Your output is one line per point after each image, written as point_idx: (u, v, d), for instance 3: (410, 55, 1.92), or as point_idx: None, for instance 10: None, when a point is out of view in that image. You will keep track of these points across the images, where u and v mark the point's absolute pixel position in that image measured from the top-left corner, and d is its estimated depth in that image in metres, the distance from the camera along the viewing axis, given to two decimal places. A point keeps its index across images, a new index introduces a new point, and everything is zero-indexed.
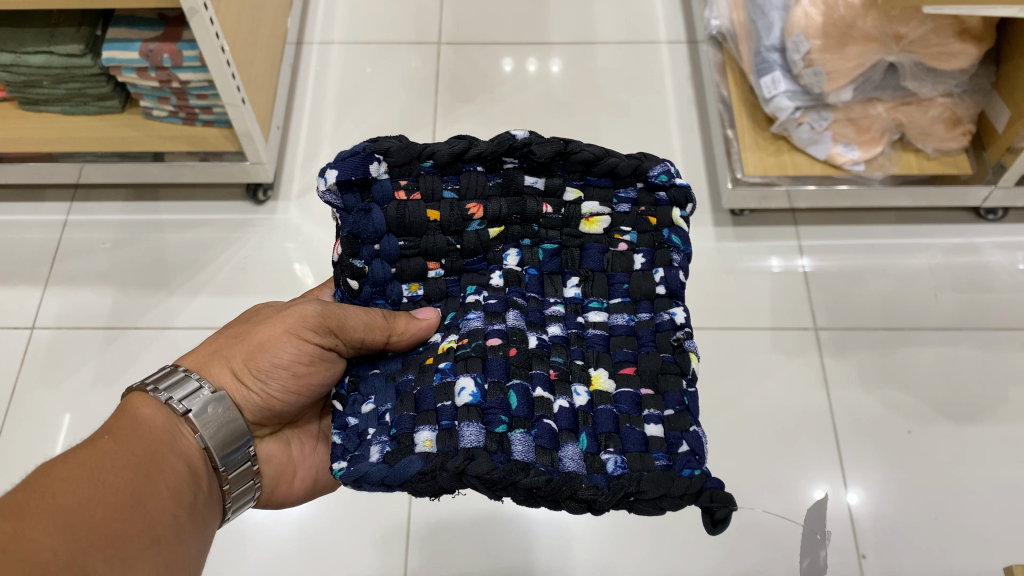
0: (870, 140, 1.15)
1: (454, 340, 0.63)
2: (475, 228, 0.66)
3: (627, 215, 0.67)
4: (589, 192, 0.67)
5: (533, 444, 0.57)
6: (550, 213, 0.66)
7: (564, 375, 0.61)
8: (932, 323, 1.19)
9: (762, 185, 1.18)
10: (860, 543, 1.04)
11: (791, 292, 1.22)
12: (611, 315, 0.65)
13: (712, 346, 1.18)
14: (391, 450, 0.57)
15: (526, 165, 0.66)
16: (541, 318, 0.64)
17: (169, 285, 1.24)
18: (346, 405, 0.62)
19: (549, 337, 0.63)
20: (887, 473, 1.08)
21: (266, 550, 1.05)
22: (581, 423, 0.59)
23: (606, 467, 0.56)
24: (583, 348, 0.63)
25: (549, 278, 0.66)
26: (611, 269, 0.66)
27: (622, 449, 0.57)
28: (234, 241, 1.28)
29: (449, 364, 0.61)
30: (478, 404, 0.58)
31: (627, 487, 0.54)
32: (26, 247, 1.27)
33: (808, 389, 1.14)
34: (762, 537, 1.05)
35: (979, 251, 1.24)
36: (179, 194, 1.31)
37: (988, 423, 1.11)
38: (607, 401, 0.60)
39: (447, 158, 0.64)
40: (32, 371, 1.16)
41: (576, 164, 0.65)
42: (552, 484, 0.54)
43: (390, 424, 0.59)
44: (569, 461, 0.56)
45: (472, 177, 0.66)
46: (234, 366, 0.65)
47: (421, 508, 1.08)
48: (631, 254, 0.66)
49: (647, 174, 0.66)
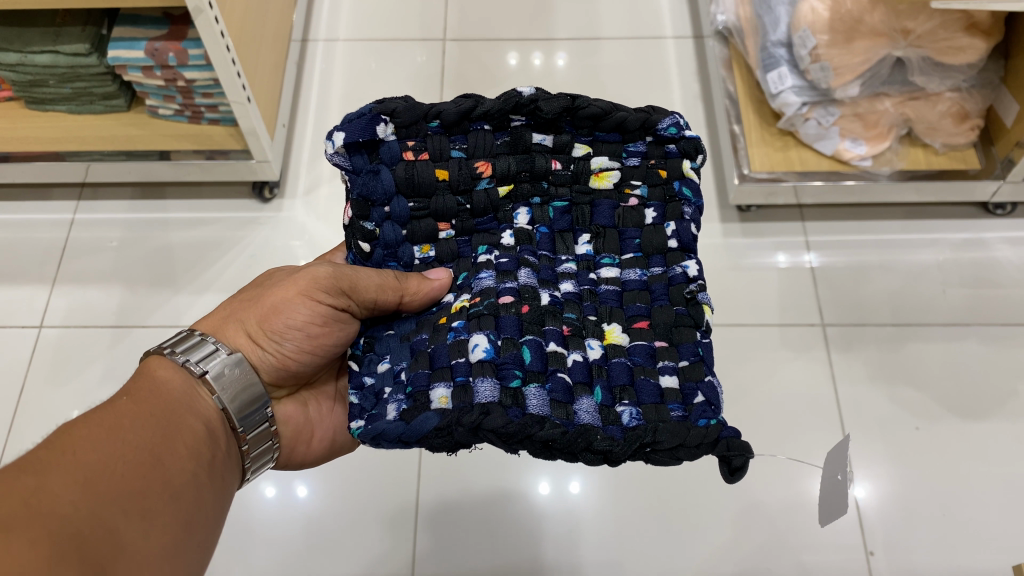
0: (877, 136, 1.14)
1: (467, 299, 0.63)
2: (484, 186, 0.66)
3: (637, 169, 0.66)
4: (598, 147, 0.66)
5: (548, 398, 0.56)
6: (559, 169, 0.66)
7: (578, 331, 0.61)
8: (940, 320, 1.18)
9: (769, 181, 1.17)
10: (868, 539, 1.04)
11: (798, 288, 1.22)
12: (623, 271, 0.64)
13: (719, 343, 1.18)
14: (407, 407, 0.57)
15: (534, 123, 0.65)
16: (553, 276, 0.64)
17: (176, 283, 1.24)
18: (362, 365, 0.64)
19: (562, 294, 0.63)
20: (895, 469, 1.08)
21: (271, 547, 1.05)
22: (595, 376, 0.59)
23: (621, 419, 0.57)
24: (596, 303, 0.63)
25: (560, 236, 0.66)
26: (622, 225, 0.66)
27: (637, 401, 0.58)
28: (240, 238, 1.28)
29: (462, 323, 0.61)
30: (492, 359, 0.58)
31: (643, 437, 0.55)
32: (33, 246, 1.27)
33: (816, 385, 1.14)
34: (770, 534, 1.05)
35: (988, 246, 1.24)
36: (186, 192, 1.31)
37: (996, 419, 1.11)
38: (620, 353, 0.60)
39: (453, 118, 0.63)
40: (40, 370, 1.17)
41: (584, 119, 0.64)
42: (569, 436, 0.54)
43: (405, 382, 0.59)
44: (584, 414, 0.56)
45: (480, 135, 0.65)
46: (248, 328, 0.66)
47: (427, 504, 1.07)
48: (641, 209, 0.66)
49: (656, 127, 0.64)
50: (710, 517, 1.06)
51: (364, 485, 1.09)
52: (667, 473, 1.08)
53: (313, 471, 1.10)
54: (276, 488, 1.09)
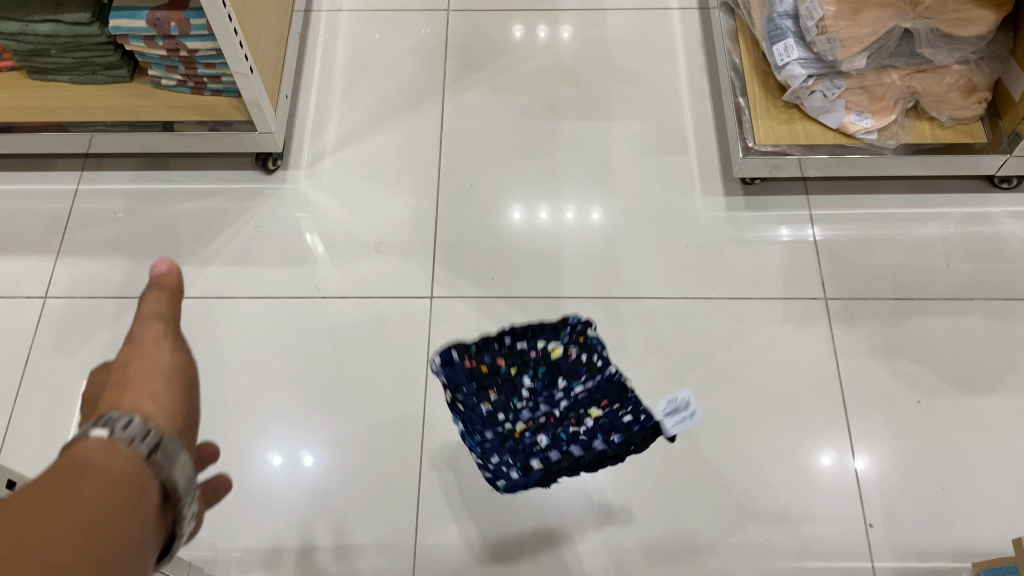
0: (883, 109, 1.14)
1: (525, 425, 0.92)
2: (503, 371, 0.95)
3: (568, 343, 0.98)
4: (547, 343, 0.97)
5: (584, 446, 0.90)
6: (534, 355, 0.96)
7: (577, 418, 0.92)
8: (943, 294, 1.18)
9: (774, 154, 1.16)
10: (868, 512, 1.05)
11: (802, 261, 1.22)
12: (584, 388, 0.95)
13: (722, 316, 1.18)
14: (521, 468, 0.88)
15: (515, 334, 0.97)
16: (547, 399, 0.94)
17: (180, 254, 1.24)
18: (483, 456, 0.90)
19: (561, 409, 0.93)
20: (895, 442, 1.09)
21: (276, 517, 1.06)
22: (596, 434, 0.91)
23: (615, 438, 0.90)
24: (576, 408, 0.93)
25: (548, 389, 0.94)
26: (577, 378, 0.95)
27: (620, 431, 0.90)
28: (244, 210, 1.28)
29: (528, 433, 0.91)
30: (552, 443, 0.90)
31: (633, 442, 0.89)
32: (37, 217, 1.27)
33: (817, 358, 1.14)
34: (771, 507, 1.05)
35: (993, 220, 1.23)
36: (189, 164, 1.31)
37: (997, 393, 1.11)
38: (601, 416, 0.92)
39: (479, 348, 0.95)
40: (46, 340, 1.18)
41: (530, 331, 0.98)
42: (595, 459, 0.88)
43: (511, 453, 0.90)
44: (597, 444, 0.90)
45: (492, 344, 0.96)
46: (112, 400, 0.52)
47: (431, 474, 1.08)
48: (581, 360, 0.96)
49: (570, 323, 0.99)
50: (710, 489, 1.06)
51: (368, 455, 1.10)
52: (668, 445, 1.09)
53: (318, 442, 1.11)
54: (281, 458, 1.10)
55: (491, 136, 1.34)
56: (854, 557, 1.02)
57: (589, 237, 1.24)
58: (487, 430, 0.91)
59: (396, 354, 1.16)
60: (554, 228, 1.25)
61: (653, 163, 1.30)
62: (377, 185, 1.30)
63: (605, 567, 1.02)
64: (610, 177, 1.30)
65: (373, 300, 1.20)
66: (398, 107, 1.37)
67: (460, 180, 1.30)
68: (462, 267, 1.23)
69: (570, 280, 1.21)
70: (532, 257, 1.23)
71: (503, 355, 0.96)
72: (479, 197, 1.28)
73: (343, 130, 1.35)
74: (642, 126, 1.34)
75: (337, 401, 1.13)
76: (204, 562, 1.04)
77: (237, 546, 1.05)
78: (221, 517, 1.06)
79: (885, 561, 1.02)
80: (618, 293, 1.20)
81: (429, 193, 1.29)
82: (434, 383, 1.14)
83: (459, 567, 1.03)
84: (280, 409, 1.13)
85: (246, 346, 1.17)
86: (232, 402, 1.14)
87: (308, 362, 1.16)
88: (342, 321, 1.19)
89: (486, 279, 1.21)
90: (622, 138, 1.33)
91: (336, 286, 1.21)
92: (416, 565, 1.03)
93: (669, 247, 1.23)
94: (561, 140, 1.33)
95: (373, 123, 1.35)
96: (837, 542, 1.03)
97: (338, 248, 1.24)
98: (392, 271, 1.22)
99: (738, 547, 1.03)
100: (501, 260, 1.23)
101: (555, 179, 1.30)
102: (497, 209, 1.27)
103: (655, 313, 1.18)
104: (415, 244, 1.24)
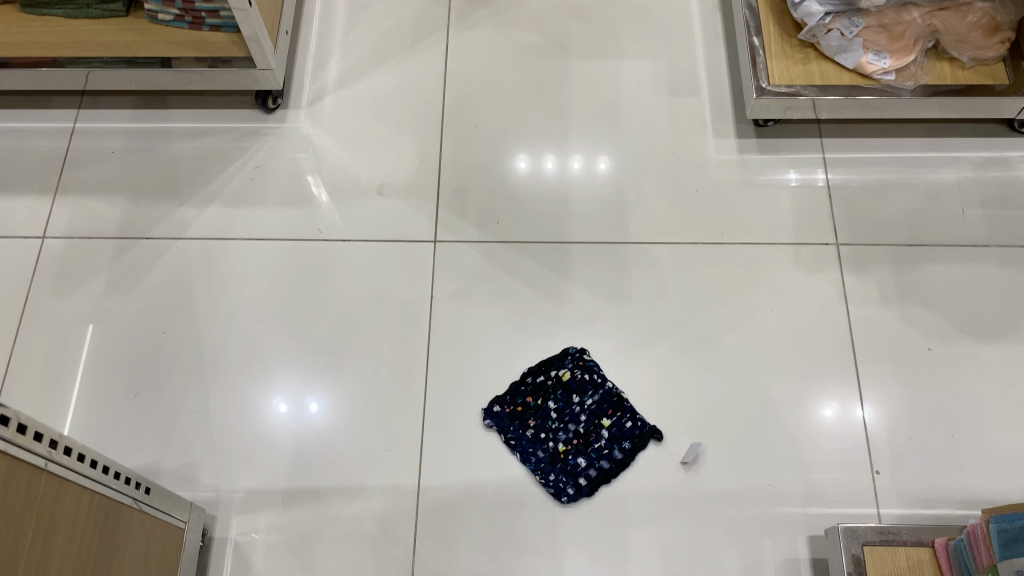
0: (902, 49, 1.11)
1: (566, 445, 1.05)
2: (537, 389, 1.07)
3: (579, 377, 1.09)
4: (562, 379, 1.09)
5: (612, 446, 1.05)
6: (558, 407, 1.08)
7: (596, 427, 1.06)
8: (957, 241, 1.16)
9: (788, 95, 1.12)
10: (875, 459, 1.04)
11: (813, 206, 1.19)
12: (600, 404, 1.07)
13: (731, 262, 1.16)
14: (579, 482, 1.03)
15: (539, 386, 1.09)
16: (575, 429, 1.07)
17: (180, 195, 1.22)
18: (545, 480, 1.03)
19: (587, 426, 1.07)
20: (904, 389, 1.07)
21: (279, 458, 1.06)
22: (616, 434, 1.05)
23: (635, 436, 1.05)
24: (598, 422, 1.06)
25: (571, 413, 1.07)
26: (594, 399, 1.08)
27: (637, 424, 1.06)
28: (244, 150, 1.25)
29: (570, 447, 1.05)
30: (586, 448, 1.05)
31: (650, 434, 1.05)
32: (34, 156, 1.25)
33: (827, 304, 1.13)
34: (776, 453, 1.05)
35: (1011, 165, 1.20)
36: (188, 102, 1.29)
37: (1010, 341, 1.09)
38: (618, 415, 1.06)
39: (515, 401, 1.07)
40: (45, 281, 1.16)
41: (547, 375, 1.09)
42: (630, 455, 1.04)
43: (564, 475, 1.03)
44: (625, 441, 1.05)
45: (524, 394, 1.08)
46: None
47: (434, 417, 1.07)
48: (596, 388, 1.08)
49: (573, 364, 1.09)
50: (715, 435, 1.05)
51: (371, 398, 1.09)
52: (673, 391, 1.08)
53: (321, 386, 1.10)
54: (283, 402, 1.09)
55: (497, 76, 1.31)
56: (859, 503, 1.02)
57: (595, 181, 1.22)
58: (547, 476, 1.03)
59: (399, 297, 1.14)
60: (560, 171, 1.23)
61: (662, 105, 1.27)
62: (380, 126, 1.27)
63: (608, 511, 1.02)
64: (618, 120, 1.26)
65: (376, 243, 1.18)
66: (401, 46, 1.33)
67: (465, 121, 1.27)
68: (466, 210, 1.20)
69: (577, 224, 1.19)
70: (538, 201, 1.21)
71: (529, 391, 1.08)
72: (484, 139, 1.25)
73: (346, 69, 1.32)
74: (653, 67, 1.31)
75: (340, 344, 1.12)
76: (207, 503, 1.04)
77: (239, 488, 1.04)
78: (224, 459, 1.06)
79: (891, 508, 1.01)
80: (625, 237, 1.18)
81: (433, 135, 1.26)
82: (438, 327, 1.12)
83: (462, 509, 1.02)
84: (282, 353, 1.12)
85: (247, 289, 1.16)
86: (234, 345, 1.12)
87: (310, 305, 1.15)
88: (344, 264, 1.17)
89: (490, 223, 1.19)
90: (631, 80, 1.30)
91: (339, 228, 1.19)
92: (419, 507, 1.03)
93: (678, 192, 1.21)
94: (569, 81, 1.30)
95: (376, 62, 1.32)
96: (843, 489, 1.02)
97: (340, 190, 1.22)
98: (396, 214, 1.20)
99: (742, 492, 1.02)
100: (506, 203, 1.21)
101: (562, 122, 1.27)
102: (503, 151, 1.24)
103: (662, 258, 1.16)
104: (419, 186, 1.22)
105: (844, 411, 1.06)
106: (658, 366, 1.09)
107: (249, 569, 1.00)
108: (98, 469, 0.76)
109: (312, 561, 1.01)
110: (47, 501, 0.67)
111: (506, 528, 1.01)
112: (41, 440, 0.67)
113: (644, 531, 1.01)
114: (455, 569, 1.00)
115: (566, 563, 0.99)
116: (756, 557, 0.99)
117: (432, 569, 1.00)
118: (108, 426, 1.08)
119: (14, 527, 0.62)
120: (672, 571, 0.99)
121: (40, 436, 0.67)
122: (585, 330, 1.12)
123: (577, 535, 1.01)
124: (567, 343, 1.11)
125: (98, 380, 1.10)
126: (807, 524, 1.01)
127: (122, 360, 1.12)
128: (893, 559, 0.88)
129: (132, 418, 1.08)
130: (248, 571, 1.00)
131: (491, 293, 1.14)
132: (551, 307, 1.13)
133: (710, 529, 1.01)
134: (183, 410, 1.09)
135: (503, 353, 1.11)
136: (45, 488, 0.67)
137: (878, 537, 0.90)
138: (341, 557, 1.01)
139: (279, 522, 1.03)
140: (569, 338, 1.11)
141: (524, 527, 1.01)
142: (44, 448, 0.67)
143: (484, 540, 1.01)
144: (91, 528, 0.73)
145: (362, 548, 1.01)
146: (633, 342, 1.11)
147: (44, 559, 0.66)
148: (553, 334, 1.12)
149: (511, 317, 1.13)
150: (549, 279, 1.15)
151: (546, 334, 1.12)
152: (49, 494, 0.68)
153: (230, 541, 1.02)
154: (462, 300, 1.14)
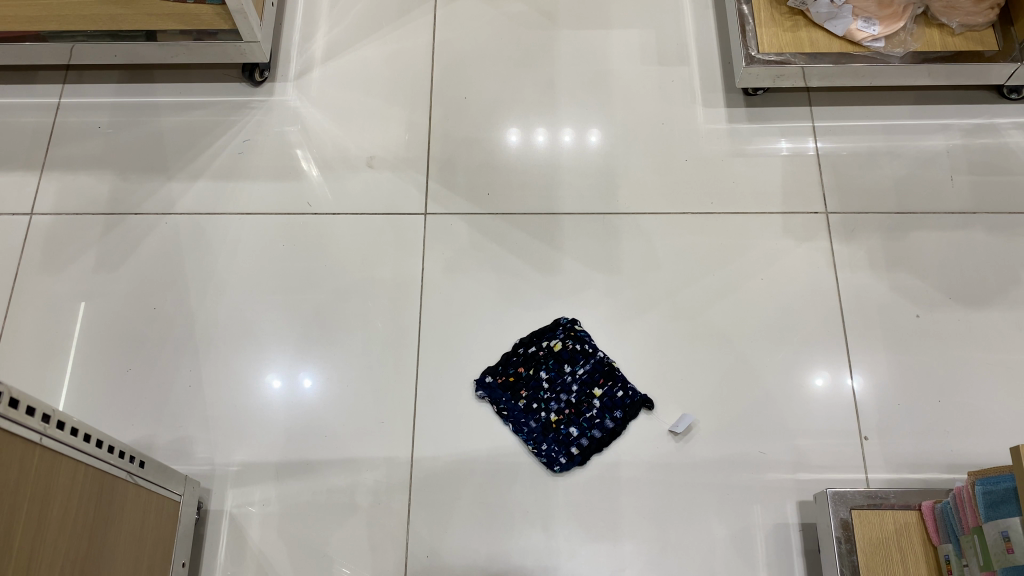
0: (891, 16, 1.11)
1: (558, 416, 1.06)
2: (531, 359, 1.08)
3: (571, 347, 1.09)
4: (554, 351, 1.09)
5: (603, 417, 1.05)
6: (551, 379, 1.08)
7: (589, 398, 1.07)
8: (946, 209, 1.16)
9: (778, 63, 1.12)
10: (864, 425, 1.05)
11: (803, 174, 1.19)
12: (592, 375, 1.08)
13: (721, 233, 1.16)
14: (571, 453, 1.04)
15: (531, 356, 1.09)
16: (569, 401, 1.07)
17: (168, 169, 1.21)
18: (537, 451, 1.04)
19: (580, 397, 1.07)
20: (892, 356, 1.08)
21: (272, 431, 1.06)
22: (608, 405, 1.06)
23: (626, 407, 1.06)
24: (590, 394, 1.07)
25: (563, 385, 1.08)
26: (586, 371, 1.08)
27: (628, 394, 1.06)
28: (232, 124, 1.24)
29: (563, 418, 1.06)
30: (579, 418, 1.06)
31: (639, 404, 1.05)
32: (19, 131, 1.24)
33: (816, 272, 1.13)
34: (765, 422, 1.05)
35: (1000, 132, 1.20)
36: (175, 77, 1.27)
37: (997, 308, 1.10)
38: (610, 385, 1.07)
39: (508, 371, 1.08)
40: (34, 257, 1.16)
41: (539, 345, 1.10)
42: (621, 425, 1.05)
43: (557, 446, 1.04)
44: (616, 412, 1.06)
45: (517, 365, 1.08)
46: None
47: (427, 389, 1.08)
48: (588, 360, 1.09)
49: (568, 334, 1.10)
50: (707, 404, 1.06)
51: (364, 371, 1.09)
52: (664, 361, 1.09)
53: (314, 361, 1.10)
54: (276, 377, 1.09)
55: (485, 47, 1.30)
56: (848, 468, 1.03)
57: (586, 151, 1.22)
58: (539, 447, 1.04)
59: (390, 271, 1.14)
60: (550, 142, 1.22)
61: (653, 74, 1.27)
62: (369, 98, 1.26)
63: (602, 478, 1.03)
64: (608, 89, 1.26)
65: (366, 216, 1.18)
66: (389, 18, 1.32)
67: (454, 92, 1.26)
68: (457, 182, 1.20)
69: (567, 194, 1.19)
70: (528, 171, 1.20)
71: (521, 362, 1.09)
72: (473, 110, 1.25)
73: (333, 41, 1.31)
74: (642, 36, 1.30)
75: (333, 318, 1.12)
76: (202, 476, 1.04)
77: (234, 461, 1.05)
78: (218, 433, 1.06)
79: (879, 472, 1.03)
80: (615, 208, 1.18)
81: (423, 106, 1.25)
82: (429, 299, 1.13)
83: (455, 479, 1.03)
84: (274, 329, 1.12)
85: (239, 264, 1.16)
86: (225, 320, 1.13)
87: (301, 280, 1.14)
88: (335, 238, 1.17)
89: (481, 194, 1.19)
90: (621, 49, 1.29)
91: (329, 202, 1.19)
92: (412, 478, 1.03)
93: (668, 162, 1.21)
94: (559, 51, 1.29)
95: (364, 33, 1.31)
96: (832, 454, 1.04)
97: (330, 163, 1.21)
98: (385, 186, 1.20)
99: (733, 459, 1.04)
100: (496, 173, 1.21)
101: (551, 92, 1.26)
102: (493, 123, 1.24)
103: (652, 228, 1.16)
104: (409, 159, 1.22)
105: (832, 381, 1.07)
106: (648, 335, 1.10)
107: (245, 540, 1.01)
108: (92, 442, 0.76)
109: (308, 532, 1.02)
110: (40, 477, 0.67)
111: (499, 498, 1.02)
112: (34, 415, 0.67)
113: (637, 499, 1.02)
114: (450, 537, 1.01)
115: (559, 530, 1.01)
116: (745, 523, 1.00)
117: (427, 538, 1.01)
118: (101, 402, 1.08)
119: (9, 502, 0.63)
120: (663, 537, 1.00)
121: (34, 410, 0.67)
122: (576, 300, 1.12)
123: (571, 504, 1.02)
124: (559, 314, 1.11)
125: (91, 356, 1.11)
126: (796, 489, 1.02)
127: (114, 336, 1.12)
128: (881, 522, 0.89)
129: (125, 395, 1.09)
130: (244, 543, 1.01)
131: (482, 264, 1.15)
132: (543, 279, 1.14)
133: (700, 495, 1.02)
134: (177, 386, 1.09)
135: (494, 326, 1.11)
136: (39, 461, 0.67)
137: (865, 500, 0.92)
138: (336, 528, 1.02)
139: (274, 494, 1.03)
140: (558, 310, 1.12)
141: (516, 495, 1.02)
142: (38, 422, 0.67)
143: (478, 508, 1.02)
144: (85, 501, 0.74)
145: (356, 518, 1.02)
146: (624, 313, 1.11)
147: (40, 532, 0.67)
148: (545, 305, 1.12)
149: (503, 289, 1.13)
150: (540, 251, 1.15)
151: (538, 305, 1.12)
152: (43, 469, 0.68)
153: (226, 514, 1.02)
154: (453, 272, 1.14)
